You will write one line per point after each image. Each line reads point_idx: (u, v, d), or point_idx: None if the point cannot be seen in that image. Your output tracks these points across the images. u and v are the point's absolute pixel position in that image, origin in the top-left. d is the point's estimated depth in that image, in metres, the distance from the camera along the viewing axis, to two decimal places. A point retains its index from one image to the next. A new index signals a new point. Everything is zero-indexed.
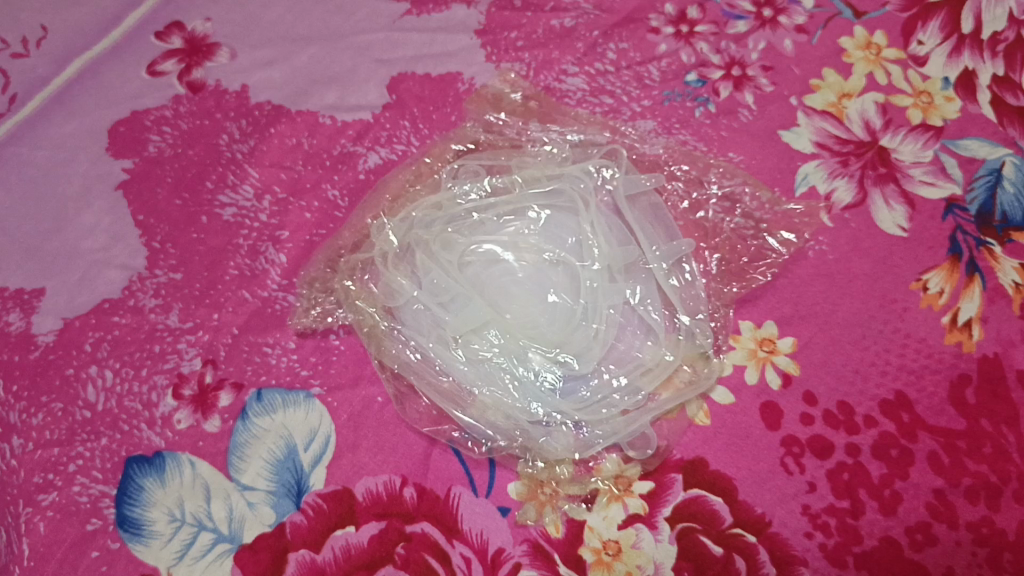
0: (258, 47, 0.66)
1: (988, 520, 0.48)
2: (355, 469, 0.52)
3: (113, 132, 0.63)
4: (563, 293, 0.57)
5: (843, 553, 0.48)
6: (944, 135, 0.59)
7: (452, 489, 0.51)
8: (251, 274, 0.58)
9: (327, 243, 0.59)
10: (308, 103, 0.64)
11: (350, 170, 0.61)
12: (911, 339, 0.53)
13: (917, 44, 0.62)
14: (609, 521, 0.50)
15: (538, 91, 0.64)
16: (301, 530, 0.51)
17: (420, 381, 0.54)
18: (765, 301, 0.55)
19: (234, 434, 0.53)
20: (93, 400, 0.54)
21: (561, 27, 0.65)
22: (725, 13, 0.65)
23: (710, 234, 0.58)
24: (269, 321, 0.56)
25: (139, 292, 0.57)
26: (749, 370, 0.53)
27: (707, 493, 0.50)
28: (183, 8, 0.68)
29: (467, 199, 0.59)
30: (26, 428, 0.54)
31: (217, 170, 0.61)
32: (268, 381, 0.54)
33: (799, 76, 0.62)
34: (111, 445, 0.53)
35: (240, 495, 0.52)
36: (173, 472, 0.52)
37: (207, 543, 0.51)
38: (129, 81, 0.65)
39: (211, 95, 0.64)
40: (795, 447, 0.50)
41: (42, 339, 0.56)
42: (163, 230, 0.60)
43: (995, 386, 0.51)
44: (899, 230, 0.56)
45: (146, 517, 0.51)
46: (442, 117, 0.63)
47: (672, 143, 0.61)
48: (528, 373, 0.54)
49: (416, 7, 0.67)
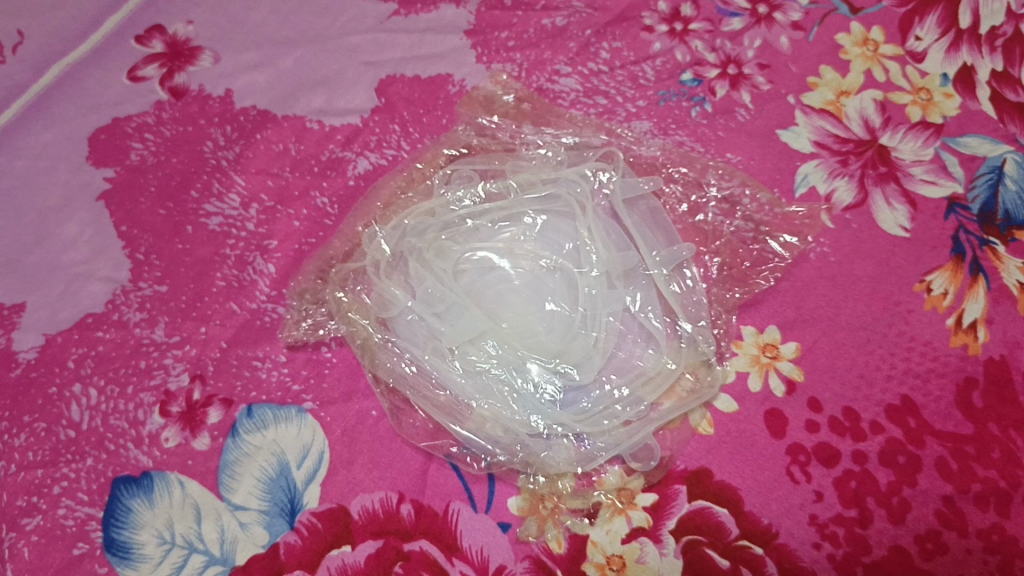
0: (242, 51, 0.64)
1: (998, 527, 0.47)
2: (350, 486, 0.51)
3: (93, 140, 0.61)
4: (561, 301, 0.56)
5: (852, 563, 0.47)
6: (944, 132, 0.58)
7: (451, 505, 0.50)
8: (239, 286, 0.56)
9: (318, 252, 0.57)
10: (295, 108, 0.62)
11: (340, 176, 0.60)
12: (916, 342, 0.52)
13: (915, 40, 0.61)
14: (612, 536, 0.49)
15: (531, 93, 0.62)
16: (295, 550, 0.49)
17: (415, 395, 0.53)
18: (767, 305, 0.54)
19: (224, 452, 0.51)
20: (77, 419, 0.52)
21: (554, 26, 0.64)
22: (720, 11, 0.64)
23: (711, 238, 0.57)
24: (258, 334, 0.55)
25: (124, 306, 0.56)
26: (752, 377, 0.52)
27: (713, 505, 0.49)
28: (164, 11, 0.66)
29: (460, 205, 0.58)
30: (9, 450, 0.52)
31: (202, 178, 0.60)
32: (259, 396, 0.53)
33: (796, 74, 0.61)
34: (97, 466, 0.51)
35: (232, 515, 0.50)
36: (161, 492, 0.51)
37: (197, 565, 0.49)
38: (109, 86, 0.63)
39: (195, 100, 0.62)
40: (801, 455, 0.49)
41: (23, 356, 0.54)
42: (147, 241, 0.58)
43: (1003, 389, 0.50)
44: (901, 231, 0.55)
45: (134, 540, 0.50)
46: (432, 120, 0.62)
47: (669, 145, 0.59)
48: (527, 385, 0.53)
49: (404, 7, 0.65)
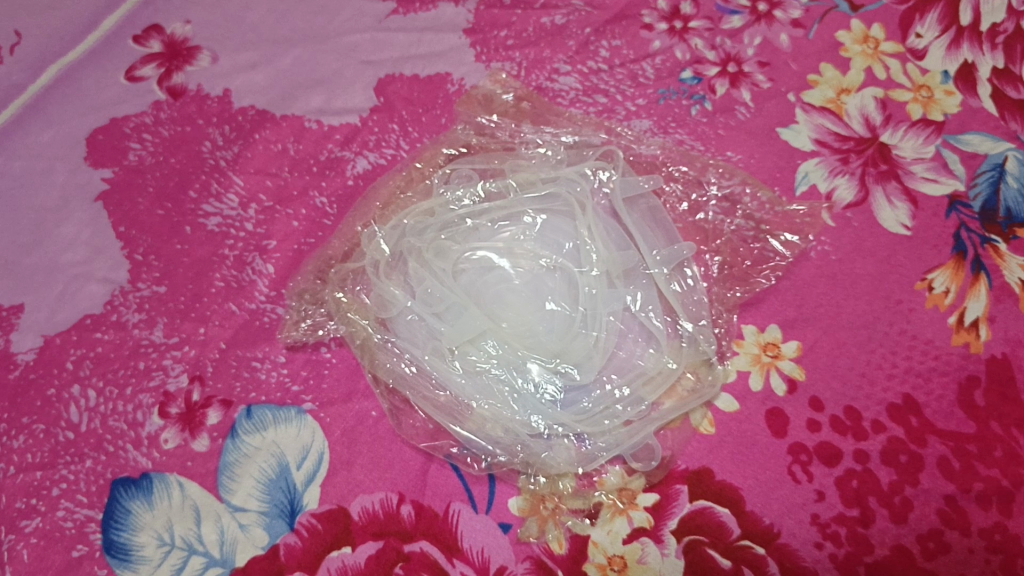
0: (240, 50, 0.64)
1: (1000, 526, 0.47)
2: (350, 487, 0.50)
3: (91, 140, 0.61)
4: (561, 300, 0.55)
5: (854, 563, 0.47)
6: (945, 130, 0.58)
7: (451, 506, 0.50)
8: (238, 286, 0.56)
9: (316, 252, 0.57)
10: (293, 107, 0.62)
11: (338, 176, 0.59)
12: (918, 340, 0.51)
13: (916, 37, 0.61)
14: (614, 536, 0.49)
15: (530, 91, 0.62)
16: (295, 552, 0.49)
17: (415, 395, 0.53)
18: (768, 304, 0.53)
19: (223, 453, 0.51)
20: (76, 420, 0.52)
21: (553, 25, 0.64)
22: (720, 9, 0.64)
23: (711, 236, 0.57)
24: (257, 335, 0.54)
25: (122, 307, 0.55)
26: (753, 376, 0.51)
27: (714, 505, 0.49)
28: (161, 10, 0.66)
29: (459, 204, 0.57)
30: (8, 452, 0.52)
31: (201, 178, 0.59)
32: (258, 397, 0.53)
33: (797, 72, 0.61)
34: (96, 468, 0.51)
35: (232, 517, 0.50)
36: (161, 494, 0.50)
37: (197, 567, 0.49)
38: (106, 87, 0.63)
39: (193, 100, 0.62)
40: (802, 455, 0.49)
41: (21, 358, 0.54)
42: (145, 241, 0.58)
43: (1004, 388, 0.50)
44: (902, 229, 0.55)
45: (133, 541, 0.49)
46: (431, 119, 0.61)
47: (669, 143, 0.59)
48: (528, 385, 0.53)
49: (402, 6, 0.65)
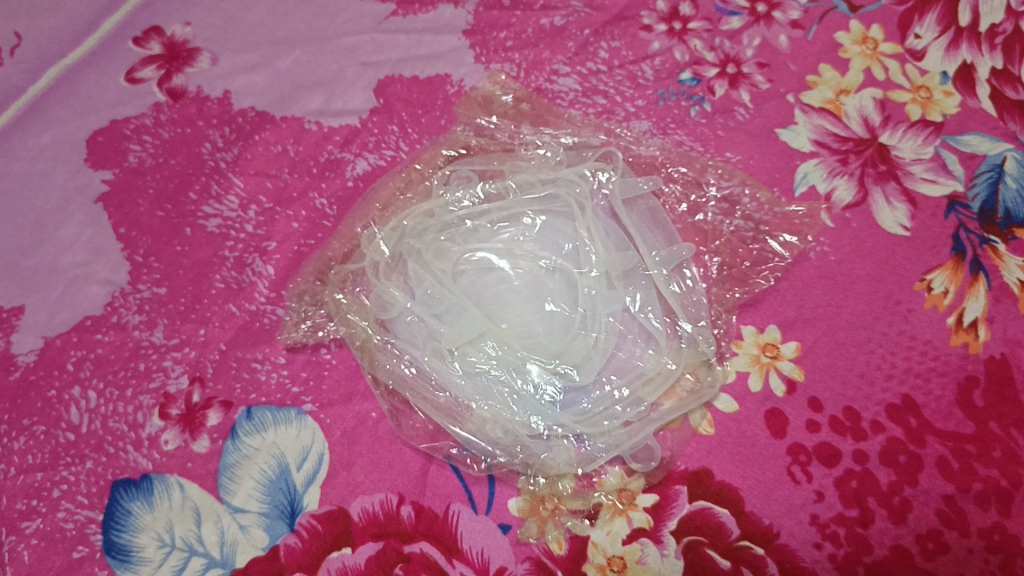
0: (240, 51, 0.64)
1: (999, 526, 0.47)
2: (350, 488, 0.50)
3: (91, 142, 0.61)
4: (560, 302, 0.55)
5: (853, 563, 0.47)
6: (944, 131, 0.58)
7: (451, 506, 0.50)
8: (238, 288, 0.56)
9: (316, 253, 0.57)
10: (293, 109, 0.62)
11: (338, 177, 0.59)
12: (917, 341, 0.51)
13: (915, 38, 0.61)
14: (613, 536, 0.49)
15: (530, 93, 0.62)
16: (295, 553, 0.49)
17: (415, 396, 0.53)
18: (767, 304, 0.54)
19: (223, 454, 0.51)
20: (77, 422, 0.52)
21: (552, 26, 0.64)
22: (719, 9, 0.64)
23: (710, 237, 0.57)
24: (257, 336, 0.55)
25: (123, 308, 0.55)
26: (752, 377, 0.51)
27: (714, 505, 0.49)
28: (161, 12, 0.66)
29: (459, 206, 0.57)
30: (8, 453, 0.52)
31: (201, 180, 0.59)
32: (258, 399, 0.53)
33: (796, 73, 0.61)
34: (97, 469, 0.51)
35: (232, 518, 0.50)
36: (161, 495, 0.50)
37: (197, 568, 0.49)
38: (106, 88, 0.63)
39: (193, 102, 0.62)
40: (801, 455, 0.49)
41: (22, 359, 0.54)
42: (146, 243, 0.58)
43: (1004, 388, 0.50)
44: (901, 229, 0.55)
45: (134, 543, 0.49)
46: (430, 120, 0.61)
47: (669, 144, 0.59)
48: (527, 386, 0.53)
49: (402, 7, 0.65)
